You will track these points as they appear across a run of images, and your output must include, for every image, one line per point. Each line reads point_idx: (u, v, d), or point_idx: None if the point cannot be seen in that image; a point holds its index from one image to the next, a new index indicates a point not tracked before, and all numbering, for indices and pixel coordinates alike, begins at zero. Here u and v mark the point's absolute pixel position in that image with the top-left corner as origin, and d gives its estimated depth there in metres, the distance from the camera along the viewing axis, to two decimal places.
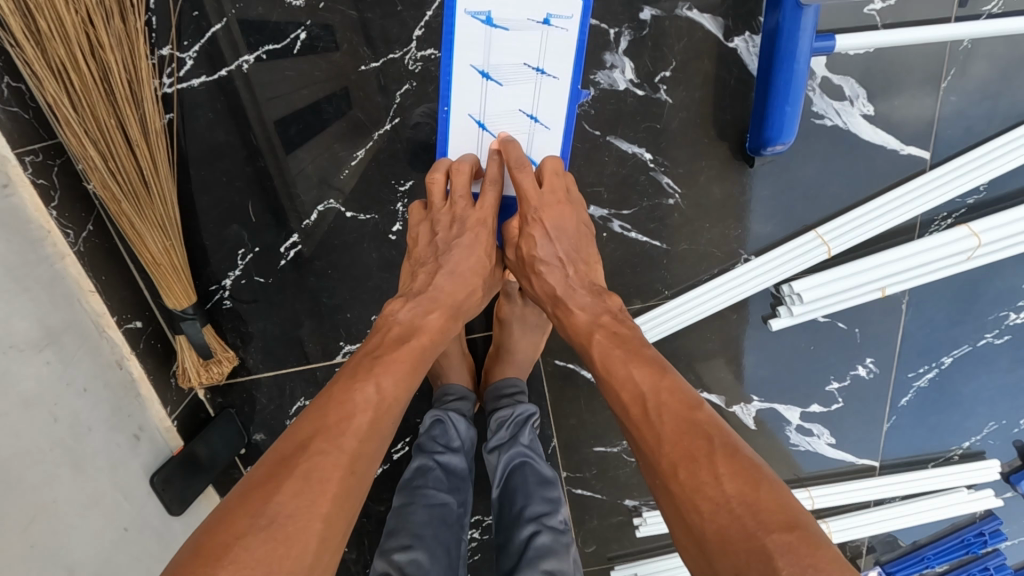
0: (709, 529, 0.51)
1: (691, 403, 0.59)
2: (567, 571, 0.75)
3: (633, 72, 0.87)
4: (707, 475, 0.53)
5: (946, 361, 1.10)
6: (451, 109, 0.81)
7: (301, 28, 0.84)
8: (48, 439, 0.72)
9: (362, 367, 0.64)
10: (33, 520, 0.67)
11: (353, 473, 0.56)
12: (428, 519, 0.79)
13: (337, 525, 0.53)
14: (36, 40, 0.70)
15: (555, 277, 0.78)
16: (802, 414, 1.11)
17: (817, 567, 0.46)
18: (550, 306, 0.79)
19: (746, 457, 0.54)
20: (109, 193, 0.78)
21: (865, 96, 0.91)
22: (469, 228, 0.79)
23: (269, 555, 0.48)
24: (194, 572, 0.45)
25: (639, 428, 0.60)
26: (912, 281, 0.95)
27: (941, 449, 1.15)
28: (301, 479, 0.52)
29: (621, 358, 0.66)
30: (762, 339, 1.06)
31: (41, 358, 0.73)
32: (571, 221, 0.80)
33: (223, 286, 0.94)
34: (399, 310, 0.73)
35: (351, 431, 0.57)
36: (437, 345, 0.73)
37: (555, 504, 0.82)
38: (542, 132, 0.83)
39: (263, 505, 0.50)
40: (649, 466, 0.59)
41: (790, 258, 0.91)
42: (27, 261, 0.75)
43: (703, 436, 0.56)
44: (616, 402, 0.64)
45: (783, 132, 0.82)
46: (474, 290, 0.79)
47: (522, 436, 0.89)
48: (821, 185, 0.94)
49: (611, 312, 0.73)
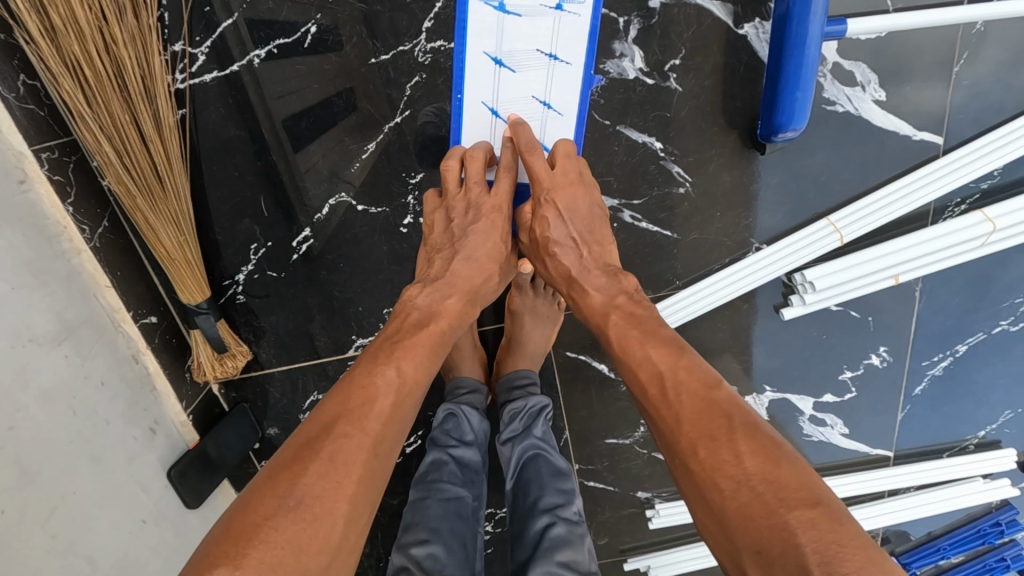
0: (730, 506, 0.51)
1: (709, 381, 0.59)
2: (583, 563, 0.76)
3: (643, 60, 0.87)
4: (727, 454, 0.53)
5: (961, 349, 1.09)
6: (464, 96, 0.82)
7: (311, 22, 0.84)
8: (67, 432, 0.73)
9: (383, 351, 0.64)
10: (54, 511, 0.68)
11: (378, 454, 0.56)
12: (443, 513, 0.79)
13: (364, 506, 0.54)
14: (51, 37, 0.71)
15: (569, 259, 0.78)
16: (814, 404, 1.11)
17: (839, 544, 0.46)
18: (563, 287, 0.79)
19: (766, 434, 0.54)
20: (125, 188, 0.79)
21: (877, 81, 0.90)
22: (485, 214, 0.79)
23: (298, 535, 0.48)
24: (226, 551, 0.46)
25: (657, 408, 0.61)
26: (927, 265, 0.94)
27: (956, 439, 1.14)
28: (327, 461, 0.53)
29: (638, 338, 0.66)
30: (774, 329, 1.06)
31: (60, 353, 0.74)
32: (583, 201, 0.80)
33: (236, 281, 0.95)
34: (418, 296, 0.74)
35: (373, 414, 0.58)
36: (455, 330, 0.73)
37: (569, 495, 0.82)
38: (555, 119, 0.83)
39: (290, 486, 0.51)
40: (668, 445, 0.59)
41: (802, 247, 0.91)
42: (45, 257, 0.76)
43: (723, 415, 0.56)
44: (634, 382, 0.64)
45: (794, 118, 0.81)
46: (491, 276, 0.79)
47: (536, 429, 0.89)
48: (833, 172, 0.94)
49: (626, 293, 0.73)
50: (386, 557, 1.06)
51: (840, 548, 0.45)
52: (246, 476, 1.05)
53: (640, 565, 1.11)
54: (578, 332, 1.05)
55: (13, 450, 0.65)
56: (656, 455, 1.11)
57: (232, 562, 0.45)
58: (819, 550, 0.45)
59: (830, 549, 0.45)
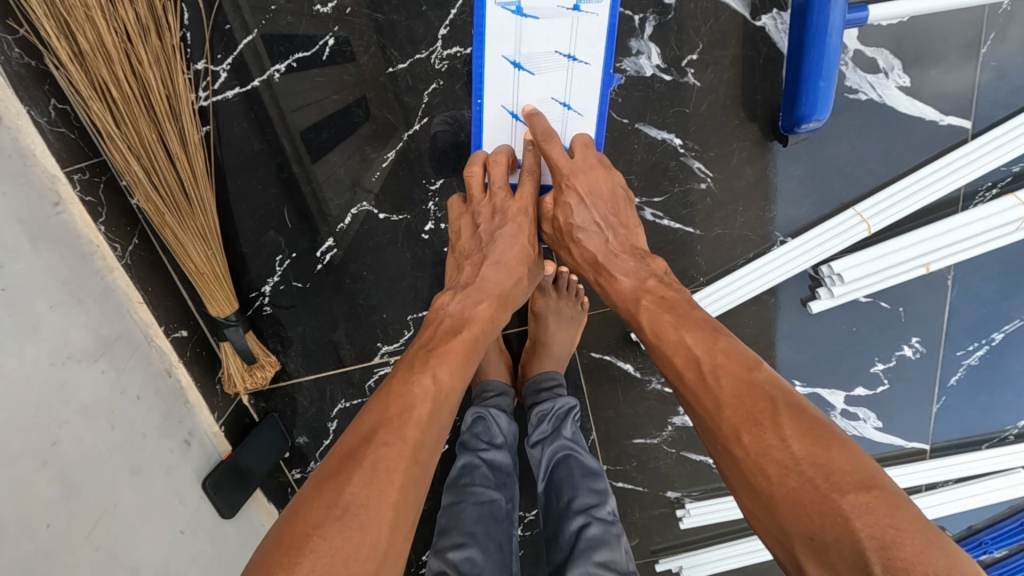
0: (777, 492, 0.51)
1: (748, 364, 0.58)
2: (620, 562, 0.75)
3: (659, 57, 0.86)
4: (772, 438, 0.52)
5: (997, 337, 1.06)
6: (484, 101, 0.82)
7: (330, 35, 0.86)
8: (108, 447, 0.74)
9: (417, 360, 0.65)
10: (97, 523, 0.69)
11: (419, 461, 0.56)
12: (478, 517, 0.78)
13: (406, 511, 0.53)
14: (81, 61, 0.73)
15: (595, 243, 0.78)
16: (846, 397, 1.09)
17: (897, 528, 0.44)
18: (591, 273, 0.79)
19: (813, 416, 0.53)
20: (154, 207, 0.81)
21: (900, 66, 0.88)
22: (511, 218, 0.79)
23: (346, 543, 0.48)
24: (278, 562, 0.46)
25: (695, 394, 0.60)
26: (958, 252, 0.93)
27: (995, 430, 1.11)
28: (370, 468, 0.53)
29: (672, 323, 0.66)
30: (802, 322, 1.04)
31: (97, 367, 0.76)
32: (604, 184, 0.80)
33: (263, 292, 0.96)
34: (449, 302, 0.74)
35: (413, 421, 0.58)
36: (488, 334, 0.73)
37: (602, 495, 0.82)
38: (575, 119, 0.83)
39: (336, 495, 0.51)
40: (709, 432, 0.58)
41: (828, 238, 0.90)
42: (79, 275, 0.78)
43: (766, 399, 0.55)
44: (669, 369, 0.64)
45: (817, 108, 0.78)
46: (521, 277, 0.79)
47: (565, 429, 0.89)
48: (858, 160, 0.92)
49: (655, 275, 0.73)
50: (418, 562, 1.07)
51: (898, 532, 0.44)
52: (277, 485, 1.06)
53: (672, 566, 1.11)
54: (603, 331, 1.04)
55: (57, 465, 0.67)
56: (685, 454, 1.10)
57: (284, 570, 0.46)
58: (875, 535, 0.44)
59: (887, 534, 0.44)
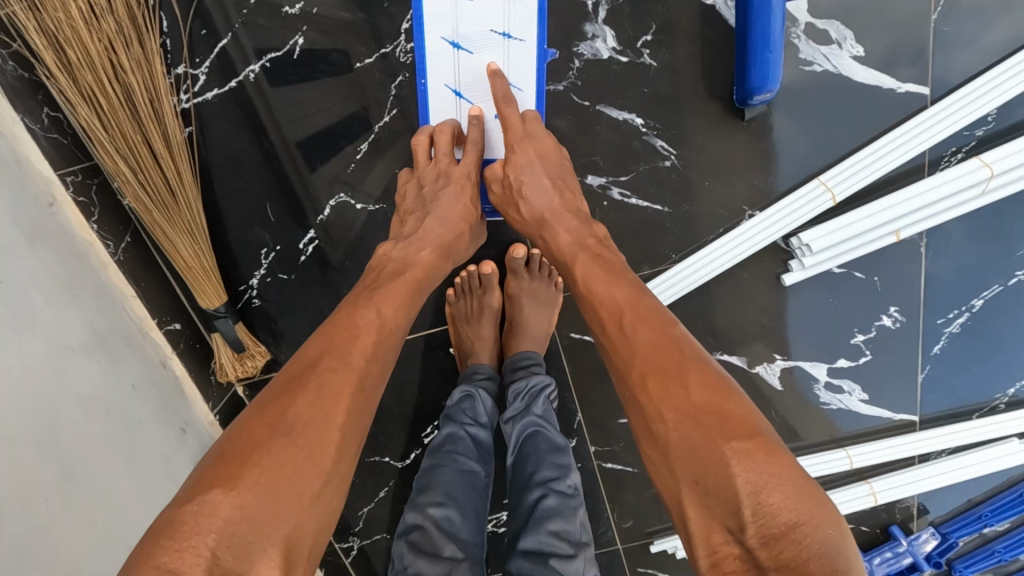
0: (672, 437, 0.56)
1: (666, 321, 0.63)
2: (573, 533, 0.78)
3: (615, 39, 0.89)
4: (676, 387, 0.57)
5: (976, 304, 1.06)
6: (428, 81, 0.86)
7: (299, 34, 0.90)
8: (105, 434, 0.78)
9: (361, 298, 0.69)
10: (92, 505, 0.73)
11: (364, 388, 0.60)
12: (456, 480, 0.81)
13: (350, 436, 0.57)
14: (68, 70, 0.78)
15: (541, 202, 0.81)
16: (829, 370, 1.10)
17: (771, 475, 0.50)
18: (534, 229, 0.82)
19: (716, 372, 0.58)
20: (141, 204, 0.86)
21: (852, 36, 0.91)
22: (454, 180, 0.83)
23: (290, 458, 0.51)
24: (223, 474, 0.49)
25: (614, 343, 0.65)
26: (926, 219, 0.94)
27: (985, 399, 1.09)
28: (314, 392, 0.56)
29: (603, 279, 0.70)
30: (778, 296, 1.06)
31: (93, 359, 0.81)
32: (555, 151, 0.84)
33: (251, 285, 1.00)
34: (392, 250, 0.78)
35: (357, 351, 0.61)
36: (430, 280, 0.77)
37: (565, 469, 0.83)
38: (515, 94, 0.86)
39: (281, 414, 0.54)
40: (622, 379, 0.63)
41: (796, 209, 0.92)
42: (75, 271, 0.83)
43: (677, 352, 0.60)
44: (595, 320, 0.69)
45: (767, 79, 0.80)
46: (462, 232, 0.83)
47: (536, 407, 0.90)
48: (820, 130, 0.94)
49: (596, 236, 0.78)
50: None
51: (770, 479, 0.50)
52: None
53: (666, 546, 1.14)
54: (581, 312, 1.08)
55: (56, 451, 0.70)
56: None
57: (227, 483, 0.48)
58: (750, 480, 0.50)
59: (760, 480, 0.50)
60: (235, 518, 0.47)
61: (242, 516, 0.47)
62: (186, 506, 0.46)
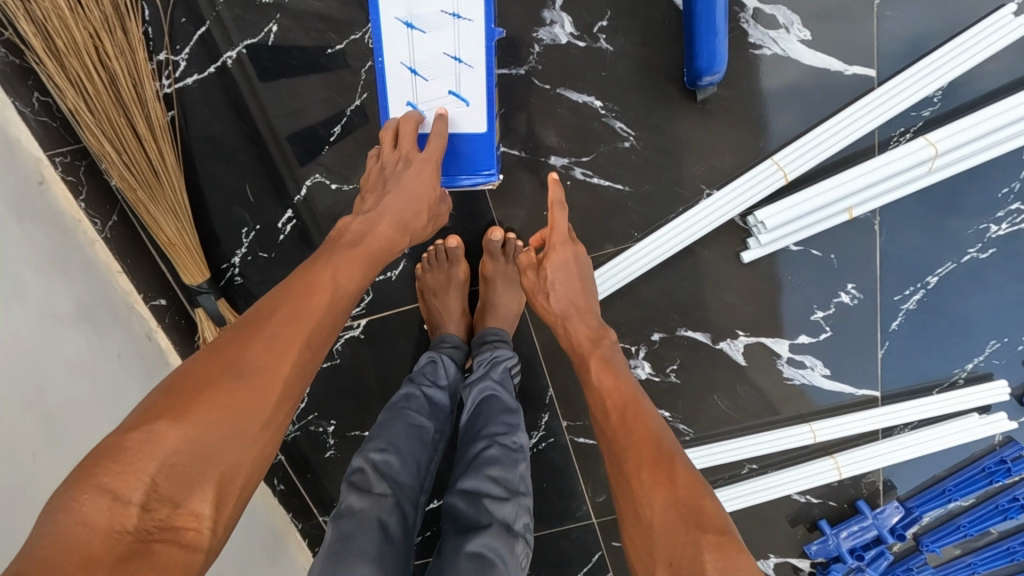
0: (656, 523, 0.64)
1: (660, 426, 0.74)
2: (511, 482, 0.83)
3: (573, 25, 0.95)
4: (664, 478, 0.67)
5: (931, 280, 1.09)
6: (384, 60, 0.88)
7: (273, 22, 0.95)
8: (90, 395, 0.84)
9: (318, 262, 0.73)
10: (79, 461, 0.78)
11: (311, 346, 0.64)
12: (405, 434, 0.86)
13: (294, 388, 0.62)
14: (56, 57, 0.83)
15: (569, 303, 0.92)
16: (790, 346, 1.15)
17: (735, 563, 0.57)
18: (557, 322, 0.93)
19: (699, 475, 0.68)
20: (127, 184, 0.91)
21: (799, 21, 0.95)
22: (413, 164, 0.85)
23: (234, 401, 0.56)
24: (170, 409, 0.53)
25: (615, 433, 0.75)
26: (878, 197, 0.98)
27: (940, 376, 1.13)
28: (263, 344, 0.61)
29: (611, 378, 0.82)
30: (737, 274, 1.11)
31: (79, 327, 0.86)
32: (584, 254, 0.95)
33: (232, 264, 1.05)
34: (350, 224, 0.80)
35: (309, 312, 0.66)
36: (385, 255, 0.81)
37: (513, 428, 0.89)
38: (467, 71, 0.88)
39: (230, 361, 0.58)
40: (617, 467, 0.72)
41: (751, 188, 0.95)
42: (63, 245, 0.89)
43: (668, 451, 0.69)
44: (601, 415, 0.80)
45: (714, 61, 0.85)
46: (417, 214, 0.85)
47: (494, 372, 0.95)
48: (772, 112, 0.98)
49: (609, 340, 0.89)
50: None
51: (734, 567, 0.57)
52: None
53: None
54: None
55: (42, 407, 0.76)
56: None
57: (173, 417, 0.53)
58: (717, 566, 0.57)
59: (726, 567, 0.57)
60: (177, 450, 0.51)
61: (186, 447, 0.52)
62: (132, 431, 0.51)
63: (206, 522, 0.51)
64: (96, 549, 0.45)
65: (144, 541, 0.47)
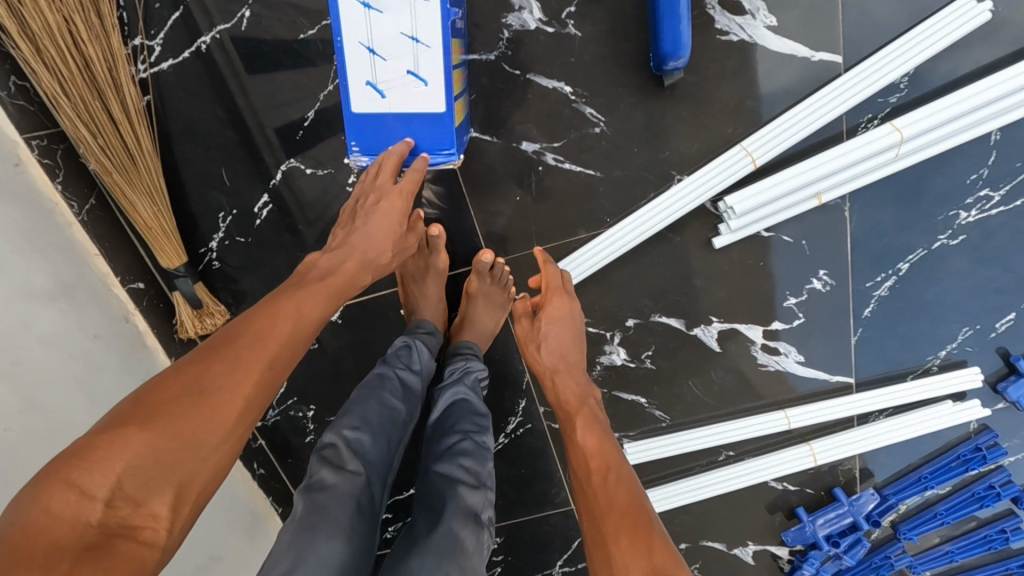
0: None
1: (637, 492, 0.79)
2: (481, 474, 0.85)
3: (541, 11, 0.96)
4: (642, 542, 0.70)
5: (902, 267, 1.10)
6: (342, 38, 0.81)
7: (245, 7, 0.96)
8: (66, 371, 0.86)
9: (289, 290, 0.74)
10: (55, 435, 0.80)
11: (276, 366, 0.65)
12: (379, 416, 0.86)
13: (258, 404, 0.62)
14: (31, 41, 0.84)
15: (558, 355, 1.00)
16: (764, 332, 1.16)
17: None
18: (545, 374, 1.01)
19: (673, 545, 0.71)
20: (103, 167, 0.92)
21: (765, 7, 0.96)
22: (386, 198, 0.87)
23: (196, 415, 0.57)
24: (131, 419, 0.54)
25: (596, 492, 0.80)
26: (847, 182, 0.99)
27: (918, 362, 1.14)
28: (229, 362, 0.61)
29: (594, 436, 0.88)
30: (711, 260, 1.12)
31: (55, 306, 0.87)
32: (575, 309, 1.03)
33: (211, 248, 1.07)
34: (322, 258, 0.83)
35: (276, 334, 0.67)
36: (352, 287, 0.82)
37: (483, 430, 0.91)
38: (424, 52, 0.81)
39: (195, 377, 0.59)
40: (596, 526, 0.76)
41: (721, 173, 0.97)
42: (40, 225, 0.91)
43: (646, 517, 0.74)
44: (583, 474, 0.84)
45: (678, 45, 0.86)
46: (385, 251, 0.88)
47: (467, 379, 0.97)
48: (739, 98, 0.99)
49: (594, 398, 0.97)
50: None
51: None
52: None
53: None
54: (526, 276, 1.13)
55: (16, 380, 0.77)
56: (616, 393, 1.22)
57: (134, 426, 0.53)
58: None
59: None
60: (136, 457, 0.52)
61: (146, 456, 0.53)
62: (98, 436, 0.52)
63: (164, 523, 0.53)
64: (63, 539, 0.46)
65: (104, 537, 0.49)
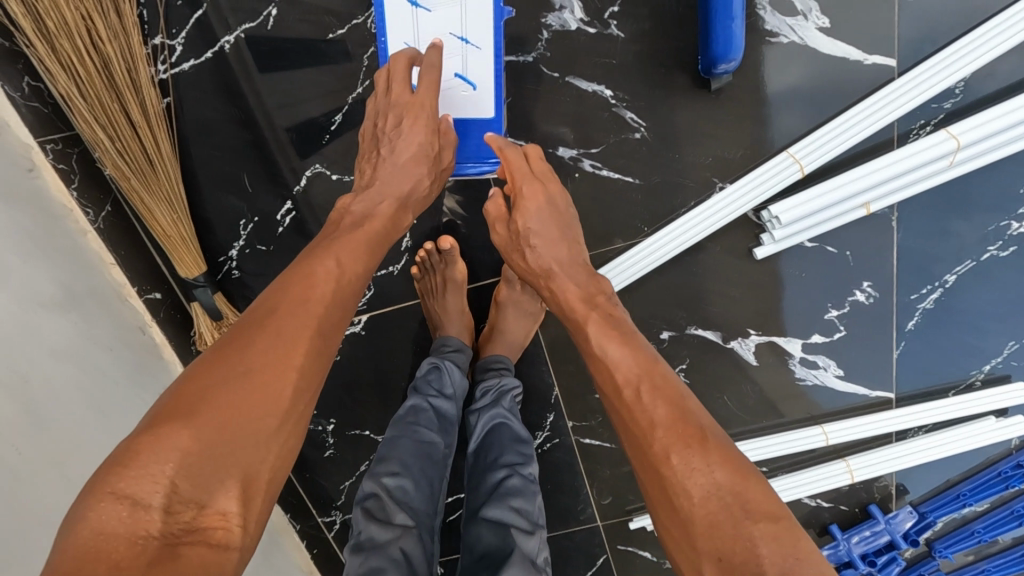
0: (697, 514, 0.54)
1: (681, 394, 0.61)
2: (532, 513, 0.81)
3: (582, 10, 0.92)
4: (699, 462, 0.55)
5: (949, 279, 1.06)
6: (388, 40, 0.86)
7: (272, 5, 0.92)
8: (75, 384, 0.81)
9: (320, 249, 0.68)
10: (67, 454, 0.75)
11: (324, 332, 0.59)
12: (417, 455, 0.83)
13: (310, 375, 0.56)
14: (47, 39, 0.80)
15: (546, 251, 0.81)
16: (803, 346, 1.11)
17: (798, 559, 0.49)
18: (540, 280, 0.81)
19: (739, 454, 0.57)
20: (120, 172, 0.88)
21: (818, 8, 0.93)
22: (406, 114, 0.80)
23: (245, 394, 0.51)
24: (175, 412, 0.48)
25: (628, 408, 0.62)
26: (895, 192, 0.95)
27: (960, 376, 1.09)
28: (272, 334, 0.55)
29: (614, 336, 0.67)
30: (750, 271, 1.08)
31: (66, 316, 0.83)
32: (560, 196, 0.85)
33: (230, 256, 1.02)
34: (353, 203, 0.76)
35: (317, 298, 0.60)
36: (391, 234, 0.77)
37: (528, 458, 0.87)
38: (474, 53, 0.86)
39: (237, 355, 0.53)
40: (636, 447, 0.60)
41: (765, 180, 0.92)
42: (51, 232, 0.86)
43: (697, 427, 0.58)
44: (608, 383, 0.65)
45: (731, 47, 0.82)
46: (419, 178, 0.81)
47: (503, 402, 0.92)
48: (786, 102, 0.95)
49: (602, 291, 0.76)
50: None
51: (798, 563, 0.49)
52: None
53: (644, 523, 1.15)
54: None
55: (27, 394, 0.72)
56: None
57: (182, 418, 0.47)
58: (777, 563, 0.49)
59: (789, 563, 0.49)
60: (190, 451, 0.46)
61: (201, 448, 0.47)
62: (139, 437, 0.46)
63: (236, 519, 0.47)
64: (125, 559, 0.40)
65: (169, 545, 0.42)
